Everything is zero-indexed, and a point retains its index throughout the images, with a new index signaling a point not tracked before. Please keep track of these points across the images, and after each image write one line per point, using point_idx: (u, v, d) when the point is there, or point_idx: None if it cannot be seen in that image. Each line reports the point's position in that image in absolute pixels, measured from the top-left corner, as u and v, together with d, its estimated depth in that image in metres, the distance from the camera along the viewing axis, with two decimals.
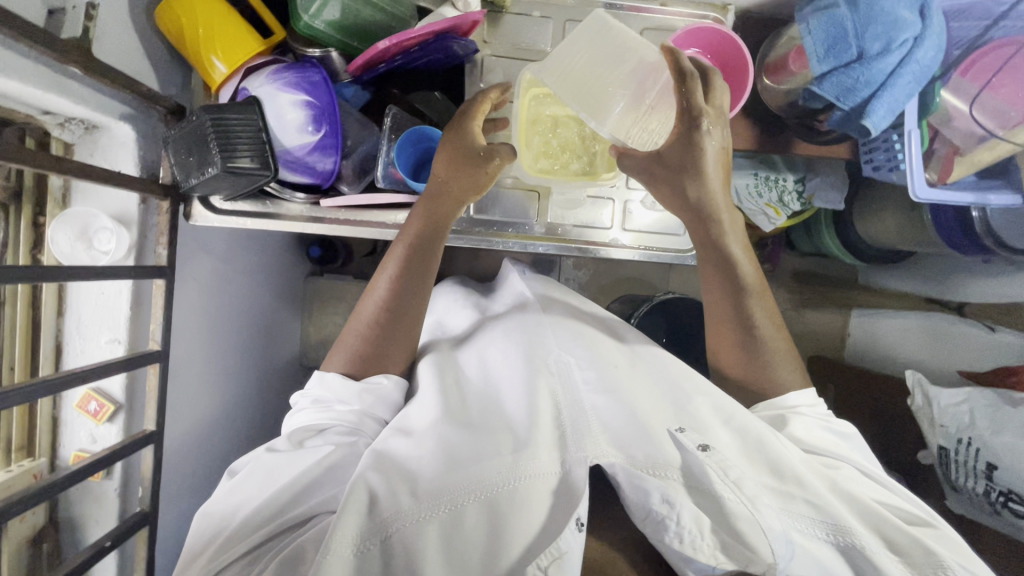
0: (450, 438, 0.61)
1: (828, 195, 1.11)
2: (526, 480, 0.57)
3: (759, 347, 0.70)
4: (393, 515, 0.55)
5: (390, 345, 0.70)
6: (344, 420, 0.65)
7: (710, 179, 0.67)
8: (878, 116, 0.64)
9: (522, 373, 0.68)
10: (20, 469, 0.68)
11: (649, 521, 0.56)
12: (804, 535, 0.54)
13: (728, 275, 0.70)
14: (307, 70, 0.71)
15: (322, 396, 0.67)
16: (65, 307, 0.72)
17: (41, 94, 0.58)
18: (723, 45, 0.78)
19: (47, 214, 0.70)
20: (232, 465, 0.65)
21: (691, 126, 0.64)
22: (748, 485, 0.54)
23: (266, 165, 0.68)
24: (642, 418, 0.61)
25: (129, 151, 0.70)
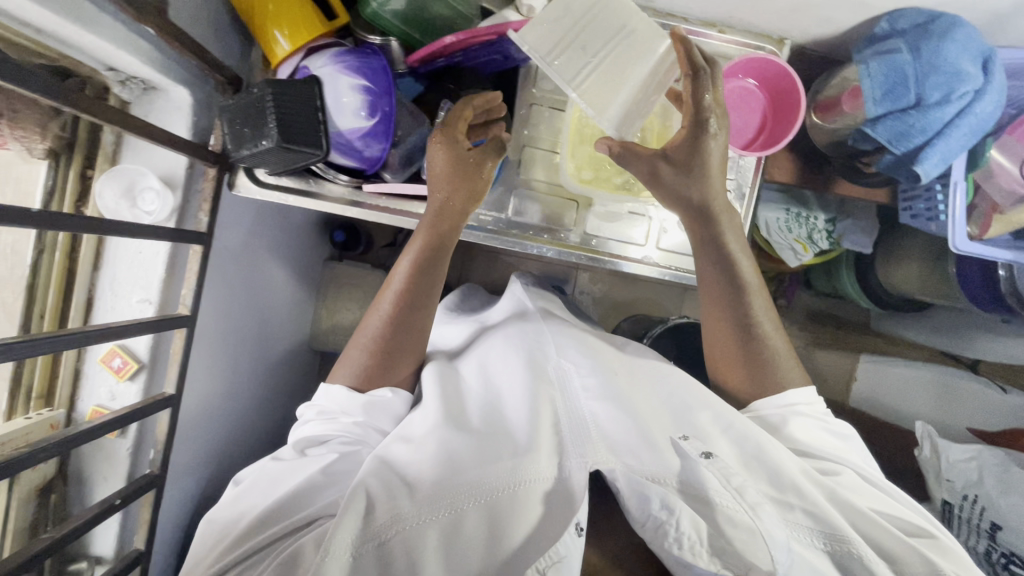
0: (450, 441, 0.60)
1: (856, 237, 1.11)
2: (525, 487, 0.57)
3: (764, 360, 0.68)
4: (391, 519, 0.54)
5: (398, 345, 0.69)
6: (349, 431, 0.65)
7: (712, 179, 0.66)
8: (930, 163, 0.67)
9: (523, 379, 0.67)
10: (38, 417, 0.68)
11: (648, 527, 0.55)
12: (803, 544, 0.54)
13: (732, 289, 0.69)
14: (368, 56, 0.72)
15: (327, 409, 0.67)
16: (101, 262, 0.72)
17: (114, 50, 0.59)
18: (777, 79, 0.79)
19: (96, 168, 0.70)
20: (237, 475, 0.66)
21: (699, 118, 0.63)
22: (751, 493, 0.53)
23: (318, 144, 0.69)
24: (643, 428, 0.60)
25: (184, 116, 0.71)
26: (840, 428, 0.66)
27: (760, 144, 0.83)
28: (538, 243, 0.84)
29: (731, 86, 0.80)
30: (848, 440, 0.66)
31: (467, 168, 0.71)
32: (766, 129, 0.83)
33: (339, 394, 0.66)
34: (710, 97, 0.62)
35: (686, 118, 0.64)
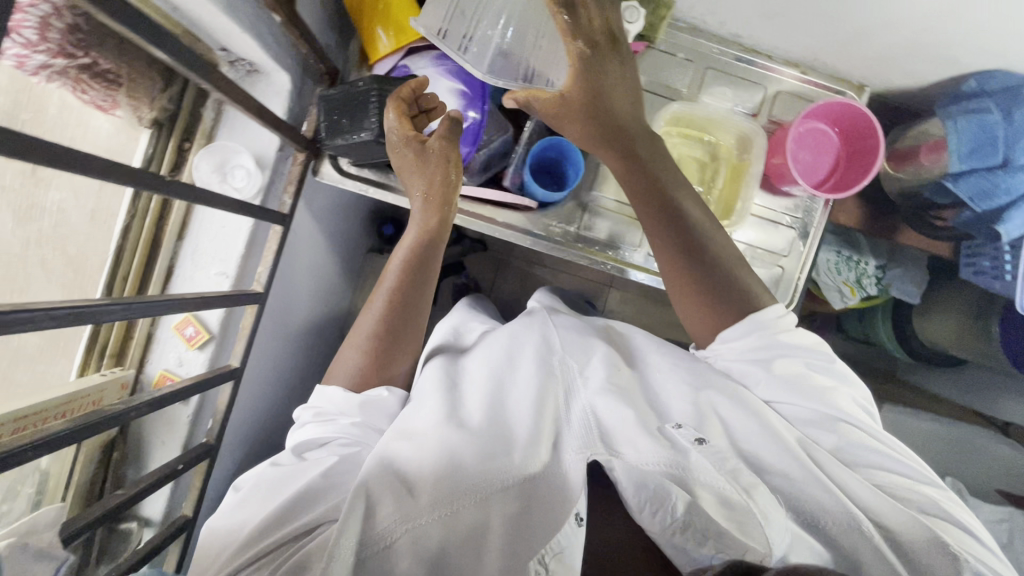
0: (448, 437, 0.57)
1: (905, 287, 1.12)
2: (522, 482, 0.56)
3: (730, 279, 0.66)
4: (390, 521, 0.53)
5: (405, 335, 0.66)
6: (347, 433, 0.61)
7: (619, 105, 0.64)
8: (1014, 224, 0.70)
9: (521, 367, 0.66)
10: (110, 376, 0.70)
11: (647, 515, 0.55)
12: (799, 527, 0.55)
13: (674, 223, 0.66)
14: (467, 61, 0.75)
15: (323, 410, 0.63)
16: (185, 233, 0.74)
17: (239, 32, 0.61)
18: (856, 124, 0.80)
19: (193, 142, 0.73)
20: (236, 481, 0.61)
21: (587, 58, 0.60)
22: (744, 477, 0.55)
23: None
24: (641, 421, 0.59)
25: (283, 100, 0.73)
26: (844, 374, 0.64)
27: (830, 185, 0.84)
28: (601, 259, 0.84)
29: (808, 125, 0.82)
30: (856, 390, 0.64)
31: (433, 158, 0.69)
32: (838, 171, 0.84)
33: (333, 395, 0.63)
34: (590, 30, 0.59)
35: (592, 50, 0.60)
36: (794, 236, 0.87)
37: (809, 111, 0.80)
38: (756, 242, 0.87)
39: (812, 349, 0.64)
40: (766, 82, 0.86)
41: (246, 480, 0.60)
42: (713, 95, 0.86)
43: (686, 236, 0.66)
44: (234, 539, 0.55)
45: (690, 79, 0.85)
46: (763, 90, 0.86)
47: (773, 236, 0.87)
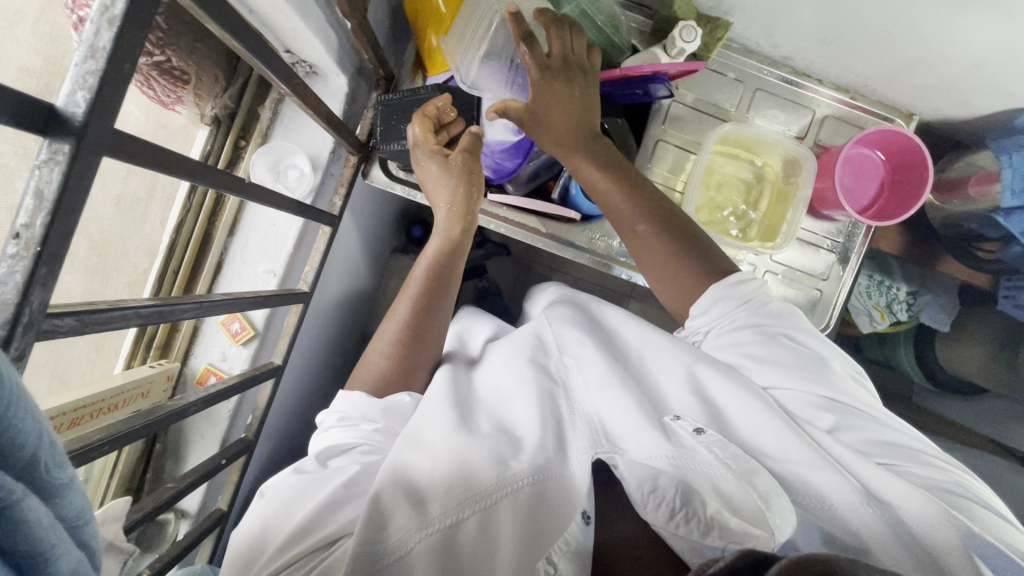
0: (457, 441, 0.58)
1: (936, 315, 1.11)
2: (531, 480, 0.55)
3: (699, 246, 0.68)
4: (402, 529, 0.52)
5: (423, 336, 0.70)
6: (370, 439, 0.63)
7: (586, 110, 0.68)
8: None
9: (526, 374, 0.68)
10: (157, 368, 0.71)
11: (650, 500, 0.51)
12: (826, 523, 0.49)
13: (649, 208, 0.69)
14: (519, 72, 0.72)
15: (347, 414, 0.65)
16: (236, 230, 0.75)
17: (309, 36, 0.62)
18: (906, 153, 0.80)
19: (250, 141, 0.74)
20: (261, 487, 0.61)
21: (545, 69, 0.66)
22: (743, 463, 0.52)
23: None
24: (637, 412, 0.58)
25: (340, 103, 0.74)
26: (838, 359, 0.63)
27: (874, 212, 0.85)
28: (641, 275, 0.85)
29: (858, 151, 0.82)
30: (852, 377, 0.63)
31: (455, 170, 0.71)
32: (882, 198, 0.84)
33: (358, 400, 0.65)
34: (558, 49, 0.66)
35: (557, 67, 0.66)
36: (835, 261, 0.87)
37: (860, 137, 0.80)
38: (797, 265, 0.87)
39: (799, 335, 0.64)
40: (814, 105, 0.86)
41: (270, 488, 0.60)
42: (765, 117, 0.86)
43: (660, 217, 0.69)
44: (268, 546, 0.54)
45: (740, 99, 0.85)
46: (811, 113, 0.86)
47: (814, 260, 0.87)
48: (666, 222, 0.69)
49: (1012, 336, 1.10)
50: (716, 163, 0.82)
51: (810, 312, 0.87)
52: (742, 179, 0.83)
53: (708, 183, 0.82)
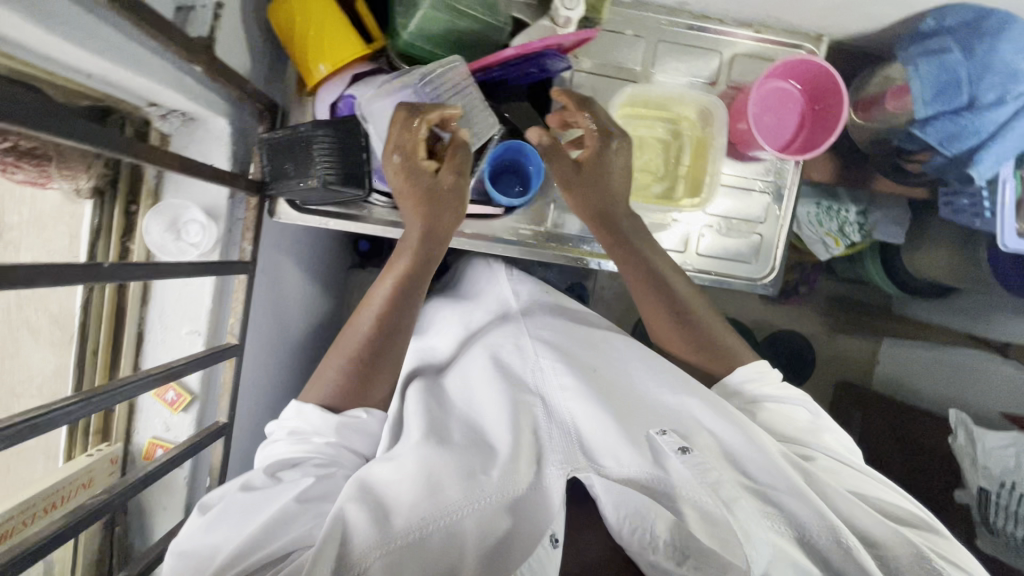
0: (428, 455, 0.56)
1: (888, 229, 1.10)
2: (505, 497, 0.54)
3: (710, 334, 0.71)
4: (363, 553, 0.50)
5: (384, 362, 0.65)
6: (322, 452, 0.60)
7: (610, 179, 0.71)
8: (985, 166, 0.66)
9: (498, 381, 0.65)
10: (99, 454, 0.69)
11: (634, 537, 0.55)
12: (780, 536, 0.55)
13: (675, 306, 0.71)
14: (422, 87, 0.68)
15: (300, 428, 0.62)
16: (149, 297, 0.72)
17: (160, 89, 0.58)
18: (820, 80, 0.78)
19: (140, 203, 0.70)
20: (203, 500, 0.58)
21: (605, 139, 0.70)
22: (725, 488, 0.56)
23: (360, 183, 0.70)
24: (617, 424, 0.59)
25: (224, 146, 0.70)
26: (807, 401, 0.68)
27: (798, 145, 0.83)
28: (577, 255, 0.84)
29: (770, 87, 0.79)
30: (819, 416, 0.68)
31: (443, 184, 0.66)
32: (805, 130, 0.82)
33: (313, 414, 0.62)
34: (604, 122, 0.70)
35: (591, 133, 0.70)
36: (770, 201, 0.85)
37: (770, 71, 0.77)
38: (732, 212, 0.85)
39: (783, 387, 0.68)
40: (721, 47, 0.82)
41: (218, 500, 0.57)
42: (666, 73, 0.82)
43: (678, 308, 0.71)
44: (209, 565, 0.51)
45: (644, 55, 0.82)
46: (719, 55, 0.82)
47: (749, 203, 0.85)
48: (682, 308, 0.71)
49: (967, 235, 1.09)
50: (627, 127, 0.80)
51: (753, 258, 0.86)
52: (657, 139, 0.81)
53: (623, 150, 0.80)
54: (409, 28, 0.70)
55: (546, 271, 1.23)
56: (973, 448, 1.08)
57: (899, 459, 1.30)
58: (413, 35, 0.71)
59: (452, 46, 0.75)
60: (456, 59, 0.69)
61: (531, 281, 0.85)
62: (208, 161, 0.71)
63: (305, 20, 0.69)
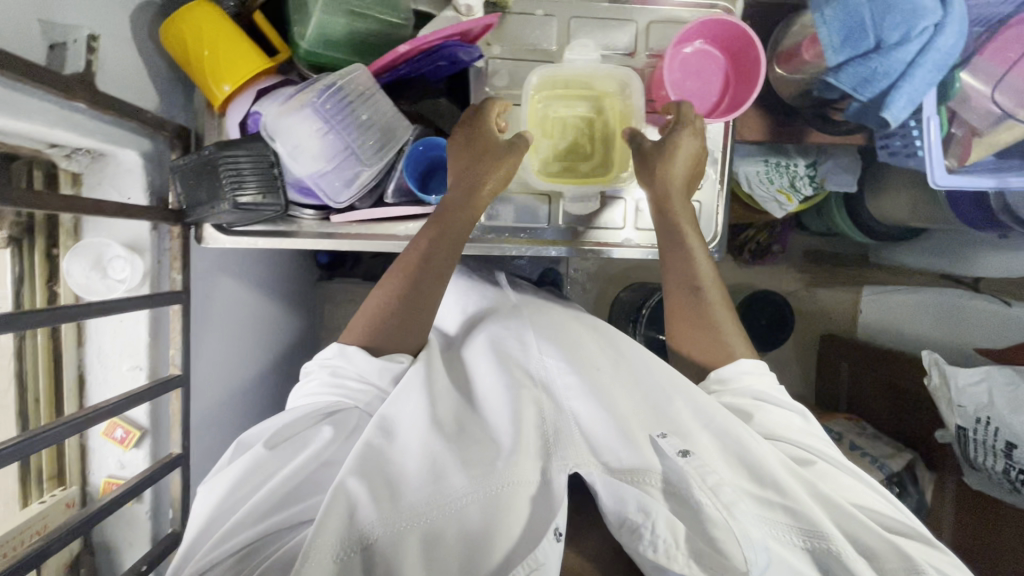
0: (436, 449, 0.59)
1: (839, 177, 1.08)
2: (508, 488, 0.56)
3: (709, 322, 0.74)
4: (370, 525, 0.53)
5: (420, 314, 0.70)
6: (357, 398, 0.65)
7: (674, 168, 0.75)
8: (896, 108, 0.63)
9: (503, 378, 0.67)
10: (53, 499, 0.70)
11: (625, 529, 0.57)
12: (781, 542, 0.56)
13: (685, 280, 0.75)
14: (320, 93, 0.66)
15: (341, 368, 0.67)
16: (85, 338, 0.72)
17: (48, 131, 0.57)
18: (735, 38, 0.77)
19: (61, 245, 0.70)
20: (242, 438, 0.63)
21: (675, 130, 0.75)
22: (726, 492, 0.55)
23: (275, 200, 0.69)
24: (621, 422, 0.61)
25: (137, 179, 0.70)
26: (802, 416, 0.69)
27: (726, 106, 0.81)
28: (515, 243, 0.83)
29: (686, 51, 0.79)
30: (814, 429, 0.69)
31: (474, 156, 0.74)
32: (731, 89, 0.80)
33: (357, 355, 0.66)
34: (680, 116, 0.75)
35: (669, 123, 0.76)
36: (705, 164, 0.84)
37: (681, 34, 0.76)
38: None
39: (779, 394, 0.69)
40: (636, 15, 0.81)
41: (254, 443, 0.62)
42: (575, 49, 0.76)
43: (689, 286, 0.75)
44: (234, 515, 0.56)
45: (558, 33, 0.80)
46: (635, 24, 0.81)
47: None
48: (693, 292, 0.75)
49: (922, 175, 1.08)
50: (551, 109, 0.79)
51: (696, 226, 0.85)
52: (582, 116, 0.79)
53: (548, 132, 0.80)
54: (307, 37, 0.69)
55: (508, 260, 1.21)
56: (948, 388, 1.02)
57: (885, 406, 1.29)
58: (312, 43, 0.70)
59: (354, 51, 0.73)
60: (354, 68, 0.67)
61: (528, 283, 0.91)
62: (125, 196, 0.70)
63: (198, 40, 0.67)
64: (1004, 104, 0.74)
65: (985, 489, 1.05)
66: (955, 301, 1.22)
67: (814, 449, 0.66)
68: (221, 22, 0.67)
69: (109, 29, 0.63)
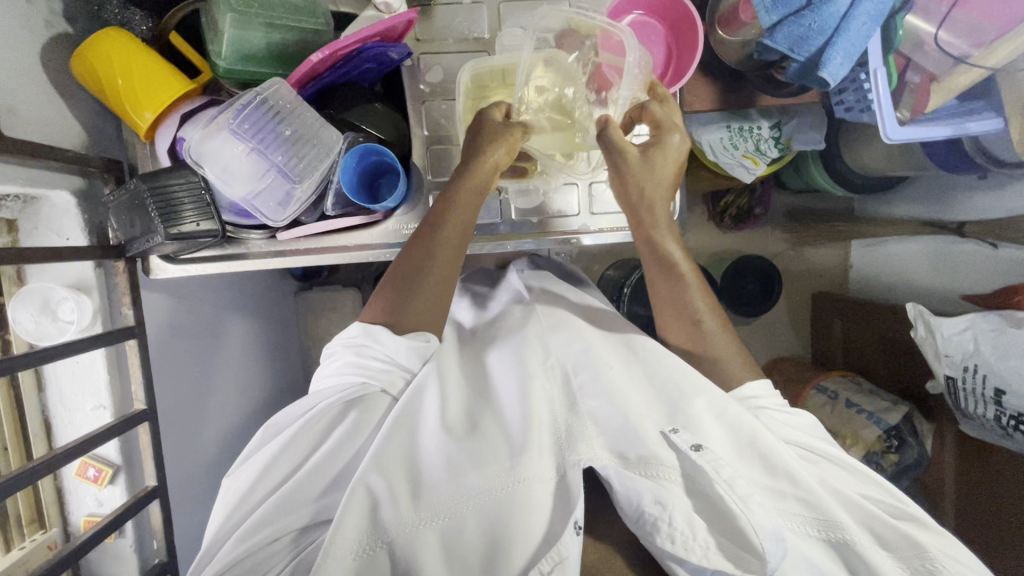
0: (450, 449, 0.59)
1: (807, 137, 1.00)
2: (524, 483, 0.56)
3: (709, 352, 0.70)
4: (394, 519, 0.55)
5: (425, 298, 0.66)
6: (379, 380, 0.65)
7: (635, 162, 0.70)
8: (834, 65, 0.63)
9: (517, 374, 0.66)
10: (33, 544, 0.72)
11: (639, 524, 0.56)
12: (795, 533, 0.55)
13: (661, 263, 0.71)
14: (241, 110, 0.65)
15: (364, 347, 0.65)
16: (44, 383, 0.73)
17: None
18: (669, 6, 0.74)
19: (7, 292, 0.70)
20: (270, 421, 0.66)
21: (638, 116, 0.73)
22: (741, 484, 0.54)
23: (212, 227, 0.68)
24: (633, 420, 0.59)
25: (74, 218, 0.69)
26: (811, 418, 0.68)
27: (672, 75, 0.77)
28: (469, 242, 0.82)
29: (623, 25, 0.76)
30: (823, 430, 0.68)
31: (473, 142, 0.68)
32: (675, 59, 0.76)
33: (381, 334, 0.64)
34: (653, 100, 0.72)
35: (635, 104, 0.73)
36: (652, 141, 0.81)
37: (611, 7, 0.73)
38: None
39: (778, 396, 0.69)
40: None
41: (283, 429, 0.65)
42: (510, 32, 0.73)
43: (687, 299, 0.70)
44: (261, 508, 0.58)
45: (488, 21, 0.77)
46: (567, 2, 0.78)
47: None
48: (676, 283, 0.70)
49: None
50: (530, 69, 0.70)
51: None
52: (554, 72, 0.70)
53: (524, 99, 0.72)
54: (223, 54, 0.67)
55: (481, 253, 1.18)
56: (933, 338, 0.98)
57: (882, 359, 1.25)
58: (230, 60, 0.68)
59: (276, 63, 0.71)
60: (275, 81, 0.66)
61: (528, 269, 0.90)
62: (63, 236, 0.69)
63: (112, 69, 0.65)
64: (954, 46, 0.71)
65: (981, 436, 1.00)
66: (945, 247, 1.15)
67: (831, 452, 0.64)
68: (134, 48, 0.66)
69: (14, 72, 0.61)
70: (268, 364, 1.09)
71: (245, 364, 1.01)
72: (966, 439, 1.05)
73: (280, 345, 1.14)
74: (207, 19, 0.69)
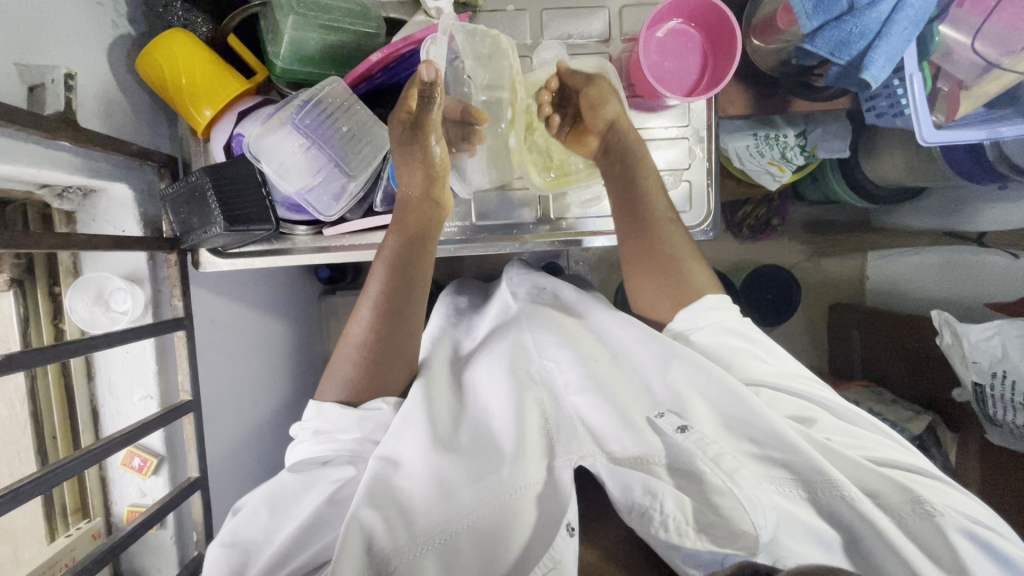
0: (440, 466, 0.58)
1: (832, 145, 1.02)
2: (519, 493, 0.56)
3: (675, 270, 0.71)
4: (392, 550, 0.53)
5: (399, 353, 0.67)
6: (344, 448, 0.62)
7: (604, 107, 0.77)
8: (876, 68, 0.66)
9: (506, 381, 0.66)
10: (79, 532, 0.73)
11: (634, 514, 0.55)
12: (786, 498, 0.56)
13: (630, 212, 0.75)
14: (303, 114, 0.68)
15: (322, 427, 0.63)
16: (94, 372, 0.74)
17: (34, 170, 0.59)
18: (706, 14, 0.76)
19: (62, 283, 0.72)
20: (235, 503, 0.62)
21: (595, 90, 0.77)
22: (728, 460, 0.54)
23: (266, 218, 0.71)
24: (623, 410, 0.60)
25: (130, 211, 0.70)
26: (783, 355, 0.68)
27: (707, 82, 0.80)
28: (509, 240, 0.83)
29: (661, 33, 0.78)
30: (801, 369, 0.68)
31: (410, 150, 0.71)
32: (710, 66, 0.79)
33: (331, 413, 0.63)
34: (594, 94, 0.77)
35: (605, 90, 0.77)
36: (690, 144, 0.84)
37: (652, 14, 0.76)
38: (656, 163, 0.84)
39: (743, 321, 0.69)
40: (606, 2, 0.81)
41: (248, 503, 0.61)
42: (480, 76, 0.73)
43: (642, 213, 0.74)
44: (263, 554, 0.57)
45: (529, 29, 0.81)
46: (607, 10, 0.81)
47: (671, 152, 0.84)
48: (646, 241, 0.73)
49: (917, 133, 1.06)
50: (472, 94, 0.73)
51: (690, 206, 0.85)
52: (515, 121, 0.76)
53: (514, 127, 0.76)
54: (281, 54, 0.70)
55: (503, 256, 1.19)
56: (961, 345, 0.98)
57: (903, 371, 1.24)
58: (287, 60, 0.71)
59: (328, 63, 0.74)
60: (332, 80, 0.68)
61: (531, 278, 0.88)
62: (119, 228, 0.71)
63: (172, 68, 0.68)
64: (987, 54, 0.73)
65: (1010, 444, 1.00)
66: (961, 256, 1.19)
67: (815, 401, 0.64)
68: (195, 46, 0.68)
69: (85, 67, 0.64)
70: (293, 366, 1.09)
71: (272, 363, 1.02)
72: (994, 447, 1.05)
73: (304, 346, 1.14)
74: (266, 21, 0.71)
